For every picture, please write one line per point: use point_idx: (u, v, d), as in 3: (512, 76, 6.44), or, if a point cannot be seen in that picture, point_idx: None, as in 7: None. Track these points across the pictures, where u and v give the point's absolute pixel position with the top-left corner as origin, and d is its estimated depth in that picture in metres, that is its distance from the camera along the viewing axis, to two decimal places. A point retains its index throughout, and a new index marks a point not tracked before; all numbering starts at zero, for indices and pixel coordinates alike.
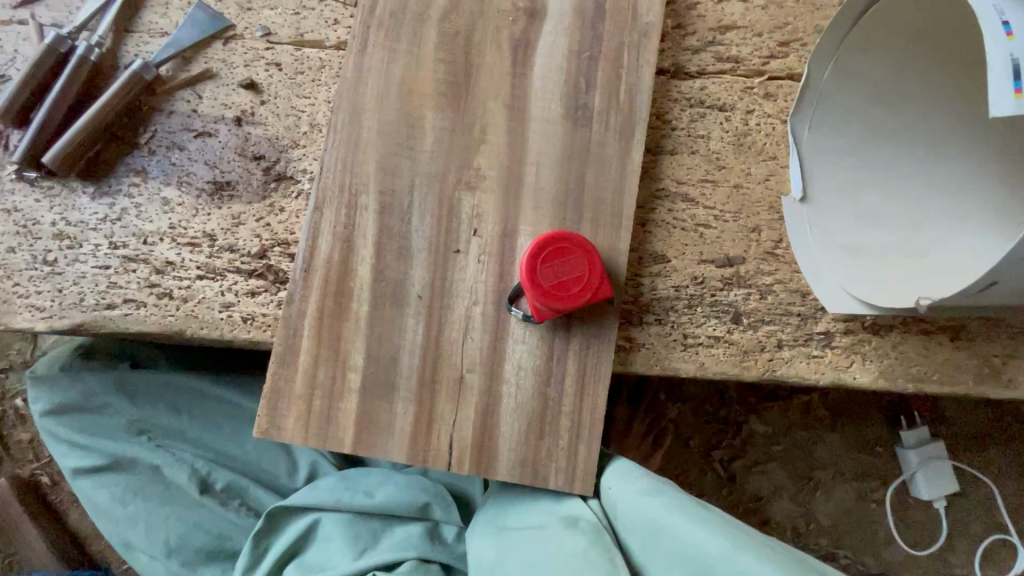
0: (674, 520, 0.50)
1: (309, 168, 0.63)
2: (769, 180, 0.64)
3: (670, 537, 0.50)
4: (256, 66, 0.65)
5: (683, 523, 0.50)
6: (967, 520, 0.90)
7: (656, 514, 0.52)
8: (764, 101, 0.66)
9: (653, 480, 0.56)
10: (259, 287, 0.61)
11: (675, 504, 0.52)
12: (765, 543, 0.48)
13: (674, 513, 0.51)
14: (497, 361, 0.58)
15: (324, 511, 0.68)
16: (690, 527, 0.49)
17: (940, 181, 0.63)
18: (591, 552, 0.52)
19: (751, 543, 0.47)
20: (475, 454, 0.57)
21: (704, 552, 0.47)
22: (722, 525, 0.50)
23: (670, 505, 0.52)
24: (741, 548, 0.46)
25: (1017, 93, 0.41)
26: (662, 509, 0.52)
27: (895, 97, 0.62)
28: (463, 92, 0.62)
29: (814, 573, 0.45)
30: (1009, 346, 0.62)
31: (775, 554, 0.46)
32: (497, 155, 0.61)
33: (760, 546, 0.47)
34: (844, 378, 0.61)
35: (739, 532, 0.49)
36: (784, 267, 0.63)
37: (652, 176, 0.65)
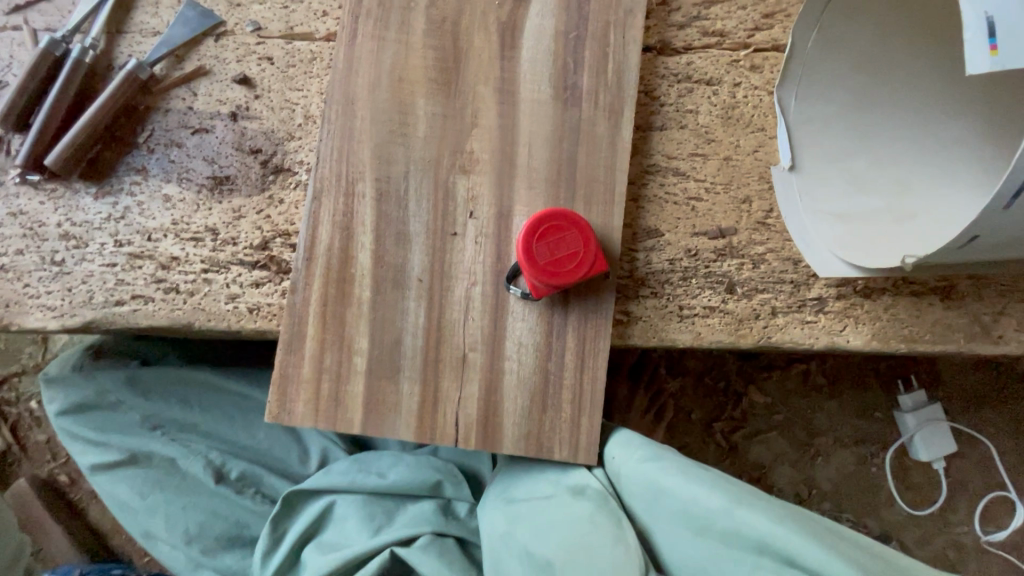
0: (676, 482, 0.53)
1: (305, 160, 0.64)
2: (758, 152, 0.66)
3: (672, 496, 0.53)
4: (249, 61, 0.66)
5: (683, 483, 0.53)
6: (966, 479, 0.91)
7: (659, 478, 0.54)
8: (750, 74, 0.67)
9: (654, 447, 0.57)
10: (263, 278, 0.62)
11: (677, 467, 0.54)
12: (757, 492, 0.52)
13: (673, 474, 0.54)
14: (498, 338, 0.59)
15: (339, 494, 0.70)
16: (690, 486, 0.52)
17: (926, 145, 0.64)
18: (598, 516, 0.55)
19: (746, 494, 0.51)
20: (481, 430, 0.59)
21: (705, 508, 0.51)
22: (721, 481, 0.53)
23: (672, 469, 0.54)
24: (738, 501, 0.50)
25: (993, 50, 0.41)
26: (662, 471, 0.54)
27: (880, 63, 0.63)
28: (453, 78, 0.63)
29: (802, 516, 0.50)
30: (998, 304, 0.63)
31: (768, 503, 0.50)
32: (490, 138, 0.62)
33: (755, 497, 0.51)
34: (838, 341, 0.63)
35: (732, 484, 0.52)
36: (775, 236, 0.64)
37: (643, 152, 0.66)
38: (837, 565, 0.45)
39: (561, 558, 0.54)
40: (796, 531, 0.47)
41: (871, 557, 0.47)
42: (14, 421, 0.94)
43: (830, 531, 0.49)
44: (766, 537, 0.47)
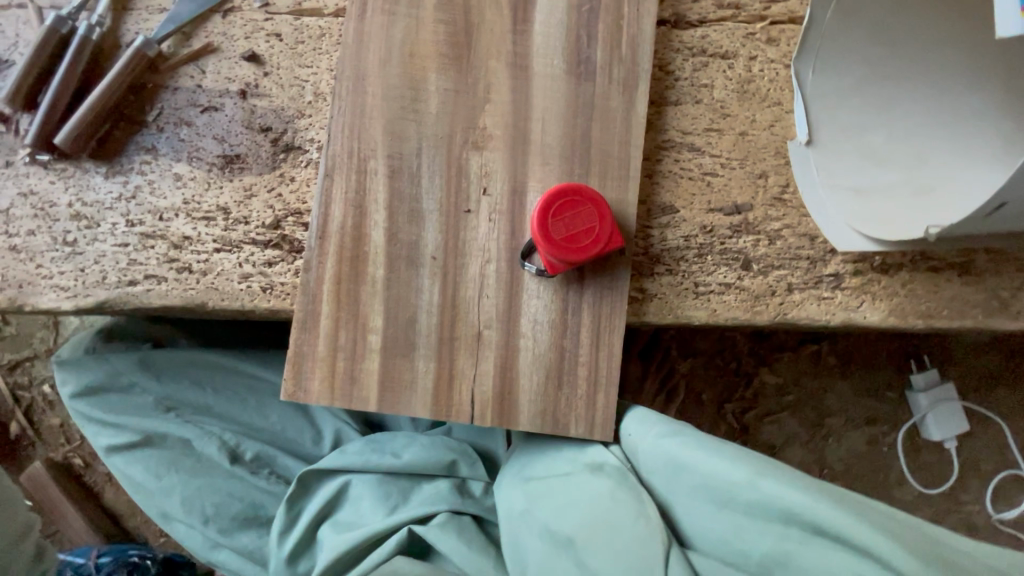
0: (695, 456, 0.53)
1: (316, 138, 0.64)
2: (774, 127, 0.65)
3: (691, 469, 0.53)
4: (257, 37, 0.65)
5: (702, 456, 0.52)
6: (978, 458, 0.91)
7: (678, 452, 0.54)
8: (767, 47, 0.66)
9: (671, 423, 0.57)
10: (276, 257, 0.62)
11: (695, 441, 0.54)
12: (778, 463, 0.51)
13: (693, 447, 0.53)
14: (513, 316, 0.59)
15: (354, 473, 0.71)
16: (710, 458, 0.52)
17: (945, 117, 0.63)
18: (617, 491, 0.55)
19: (767, 465, 0.51)
20: (497, 407, 0.59)
21: (726, 480, 0.51)
22: (740, 453, 0.52)
23: (690, 443, 0.54)
24: (759, 472, 0.50)
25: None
26: (681, 445, 0.54)
27: (900, 33, 0.62)
28: (464, 53, 0.62)
29: (825, 485, 0.49)
30: (1017, 279, 0.62)
31: (790, 473, 0.50)
32: (503, 114, 0.61)
33: (776, 467, 0.51)
34: (855, 317, 0.62)
35: (752, 456, 0.52)
36: (791, 212, 0.64)
37: (657, 128, 0.65)
38: (862, 530, 0.44)
39: (583, 533, 0.53)
40: (819, 498, 0.47)
41: (897, 523, 0.46)
42: (27, 405, 0.95)
43: (853, 498, 0.49)
44: (790, 506, 0.47)
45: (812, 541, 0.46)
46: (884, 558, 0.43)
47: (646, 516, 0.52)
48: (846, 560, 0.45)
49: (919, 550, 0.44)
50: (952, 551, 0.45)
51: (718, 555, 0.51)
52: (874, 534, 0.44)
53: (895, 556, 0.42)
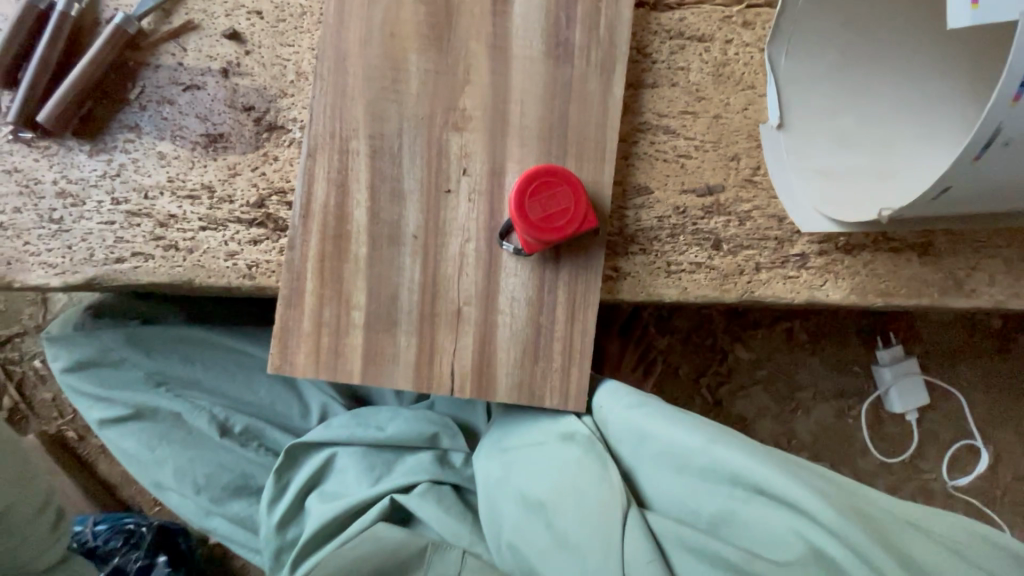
0: (658, 426, 0.56)
1: (299, 117, 0.65)
2: (747, 110, 0.67)
3: (654, 438, 0.57)
4: (237, 15, 0.65)
5: (664, 425, 0.56)
6: (937, 430, 0.96)
7: (643, 422, 0.57)
8: (742, 30, 0.67)
9: (638, 395, 0.60)
10: (260, 235, 0.63)
11: (659, 412, 0.57)
12: (732, 431, 0.55)
13: (656, 418, 0.57)
14: (492, 293, 0.62)
15: (340, 446, 0.74)
16: (670, 428, 0.56)
17: (911, 102, 0.65)
18: (586, 461, 0.58)
19: (721, 433, 0.54)
20: (475, 380, 0.62)
21: (684, 448, 0.54)
22: (699, 423, 0.56)
23: (654, 414, 0.57)
24: (715, 440, 0.53)
25: (975, 5, 0.42)
26: (646, 416, 0.58)
27: (870, 20, 0.63)
28: (445, 34, 0.63)
29: (772, 451, 0.54)
30: (972, 260, 0.66)
31: (742, 441, 0.53)
32: (482, 95, 0.63)
33: (730, 436, 0.54)
34: (818, 295, 0.65)
35: (710, 425, 0.56)
36: (761, 193, 0.66)
37: (634, 110, 0.66)
38: (800, 492, 0.49)
39: (552, 498, 0.58)
40: (765, 464, 0.51)
41: (832, 485, 0.51)
42: (19, 379, 0.96)
43: (797, 462, 0.53)
44: (738, 470, 0.51)
45: (757, 501, 0.51)
46: (816, 515, 0.48)
47: (610, 483, 0.56)
48: (784, 517, 0.50)
49: (846, 508, 0.49)
50: (874, 507, 0.50)
51: (675, 515, 0.55)
52: (808, 495, 0.49)
53: (824, 514, 0.48)
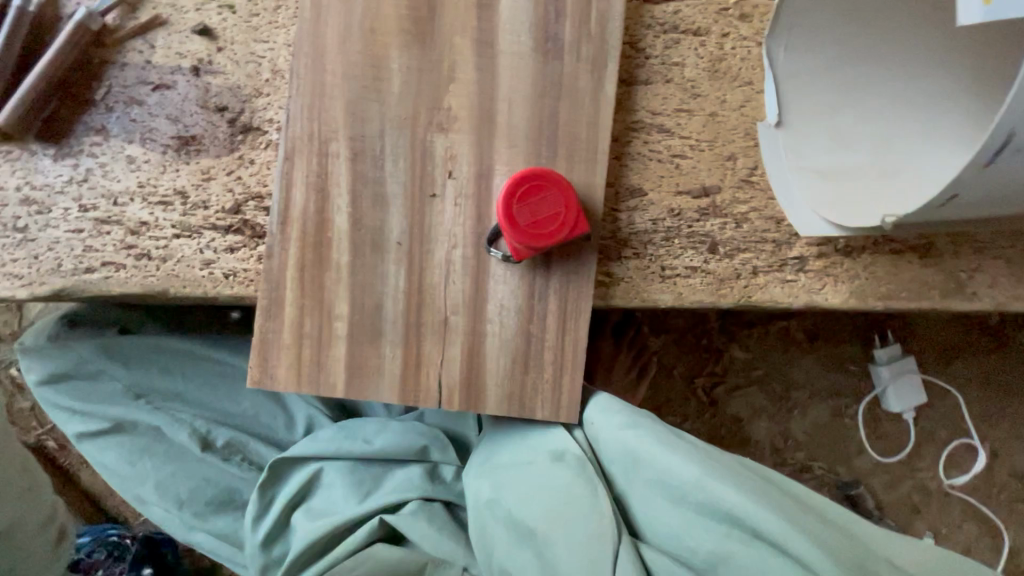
0: (652, 451, 0.55)
1: (275, 118, 0.61)
2: (745, 107, 0.64)
3: (647, 462, 0.55)
4: (208, 9, 0.62)
5: (659, 452, 0.54)
6: (933, 428, 0.95)
7: (636, 446, 0.56)
8: (739, 23, 0.64)
9: (630, 414, 0.58)
10: (237, 243, 0.60)
11: (653, 435, 0.56)
12: (728, 465, 0.54)
13: (650, 442, 0.55)
14: (480, 301, 0.59)
15: (326, 461, 0.72)
16: (664, 456, 0.54)
17: (913, 99, 0.63)
18: (576, 485, 0.57)
19: (716, 467, 0.53)
20: (464, 391, 0.60)
21: (677, 478, 0.53)
22: (694, 451, 0.55)
23: (648, 437, 0.56)
24: (710, 475, 0.52)
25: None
26: (640, 440, 0.56)
27: (874, 13, 0.61)
28: (428, 28, 0.60)
29: (766, 488, 0.53)
30: (975, 261, 0.64)
31: (737, 477, 0.52)
32: (468, 93, 0.60)
33: (725, 470, 0.53)
34: (817, 299, 0.63)
35: (705, 454, 0.55)
36: (759, 194, 0.64)
37: (627, 107, 0.64)
38: (797, 539, 0.48)
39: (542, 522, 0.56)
40: (763, 507, 0.50)
41: (825, 529, 0.51)
42: None
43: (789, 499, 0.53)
44: (734, 509, 0.50)
45: (753, 546, 0.50)
46: (805, 559, 0.48)
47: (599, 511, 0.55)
48: (780, 565, 0.49)
49: (841, 558, 0.49)
50: (863, 552, 0.50)
51: (665, 548, 0.54)
52: (804, 543, 0.48)
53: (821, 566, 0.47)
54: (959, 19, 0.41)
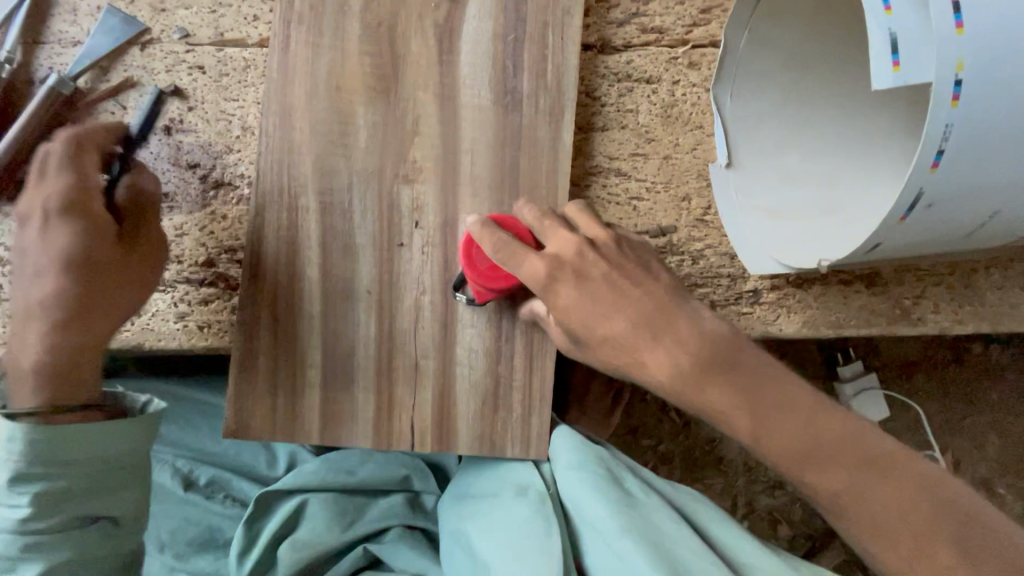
0: (587, 498, 0.56)
1: (246, 173, 0.64)
2: (697, 150, 0.68)
3: (577, 504, 0.57)
4: (178, 70, 0.64)
5: (591, 502, 0.56)
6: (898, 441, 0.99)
7: (574, 491, 0.57)
8: (688, 71, 0.68)
9: (583, 455, 0.60)
10: (211, 295, 0.62)
11: (593, 482, 0.57)
12: (660, 524, 0.54)
13: (584, 485, 0.57)
14: (449, 344, 0.61)
15: (312, 492, 0.71)
16: (596, 506, 0.55)
17: (857, 138, 0.65)
18: (533, 521, 0.56)
19: (640, 524, 0.53)
20: (436, 433, 0.62)
21: (601, 525, 0.54)
22: (625, 507, 0.55)
23: (589, 483, 0.57)
24: (627, 531, 0.53)
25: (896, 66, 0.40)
26: (577, 480, 0.58)
27: (812, 62, 0.65)
28: (392, 85, 0.63)
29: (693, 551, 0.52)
30: (917, 288, 0.68)
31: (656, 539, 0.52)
32: (432, 145, 0.63)
33: (650, 531, 0.53)
34: (772, 330, 0.67)
35: (635, 510, 0.55)
36: (713, 232, 0.67)
37: (585, 154, 0.67)
38: None
39: (495, 556, 0.56)
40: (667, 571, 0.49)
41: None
42: None
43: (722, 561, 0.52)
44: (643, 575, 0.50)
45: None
46: None
47: (549, 548, 0.54)
48: None
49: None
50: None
51: None
52: None
53: None
54: (875, 83, 0.40)
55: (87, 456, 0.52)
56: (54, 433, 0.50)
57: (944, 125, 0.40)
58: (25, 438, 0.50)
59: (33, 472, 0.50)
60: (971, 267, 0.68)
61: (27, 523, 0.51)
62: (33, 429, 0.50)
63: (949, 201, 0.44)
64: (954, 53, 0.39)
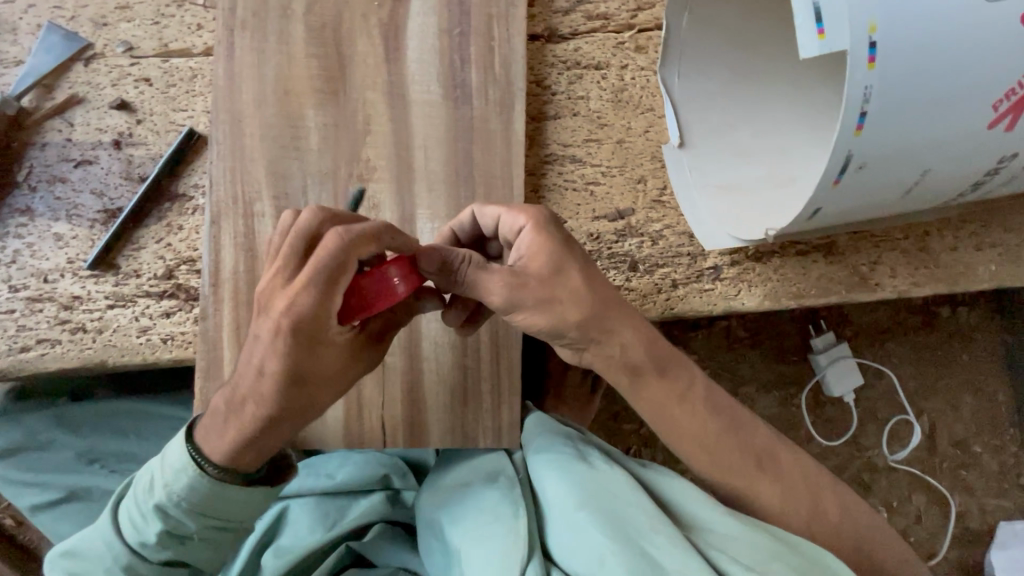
0: (551, 476, 0.57)
1: (200, 182, 0.63)
2: (649, 132, 0.68)
3: (541, 487, 0.57)
4: (124, 84, 0.64)
5: (554, 480, 0.56)
6: (875, 407, 1.01)
7: (540, 470, 0.58)
8: (636, 55, 0.69)
9: (551, 437, 0.61)
10: (173, 307, 0.61)
11: (559, 460, 0.58)
12: (622, 496, 0.54)
13: (549, 467, 0.57)
14: (415, 340, 0.62)
15: (292, 498, 0.73)
16: (558, 483, 0.56)
17: (804, 111, 0.66)
18: (499, 506, 0.56)
19: (601, 498, 0.54)
20: (408, 429, 0.62)
21: (562, 502, 0.55)
22: (588, 482, 0.55)
23: (554, 462, 0.58)
24: (586, 504, 0.53)
25: (821, 34, 0.40)
26: (542, 464, 0.58)
27: (753, 40, 0.67)
28: (340, 86, 0.63)
29: (653, 520, 0.52)
30: (874, 254, 0.69)
31: (615, 510, 0.53)
32: (385, 144, 0.63)
33: (612, 504, 0.53)
34: (735, 304, 0.67)
35: (597, 484, 0.55)
36: (671, 213, 0.68)
37: (539, 143, 0.68)
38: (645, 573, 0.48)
39: (462, 545, 0.55)
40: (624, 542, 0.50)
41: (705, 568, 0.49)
42: None
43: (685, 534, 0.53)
44: (599, 545, 0.50)
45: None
46: None
47: (516, 532, 0.53)
48: None
49: None
50: None
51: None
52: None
53: None
54: (801, 53, 0.40)
55: (218, 515, 0.55)
56: (211, 490, 0.54)
57: (863, 87, 0.41)
58: (187, 480, 0.53)
59: (175, 512, 0.54)
60: (924, 231, 0.69)
61: (144, 547, 0.55)
62: (200, 481, 0.53)
63: (880, 163, 0.45)
64: (865, 17, 0.40)
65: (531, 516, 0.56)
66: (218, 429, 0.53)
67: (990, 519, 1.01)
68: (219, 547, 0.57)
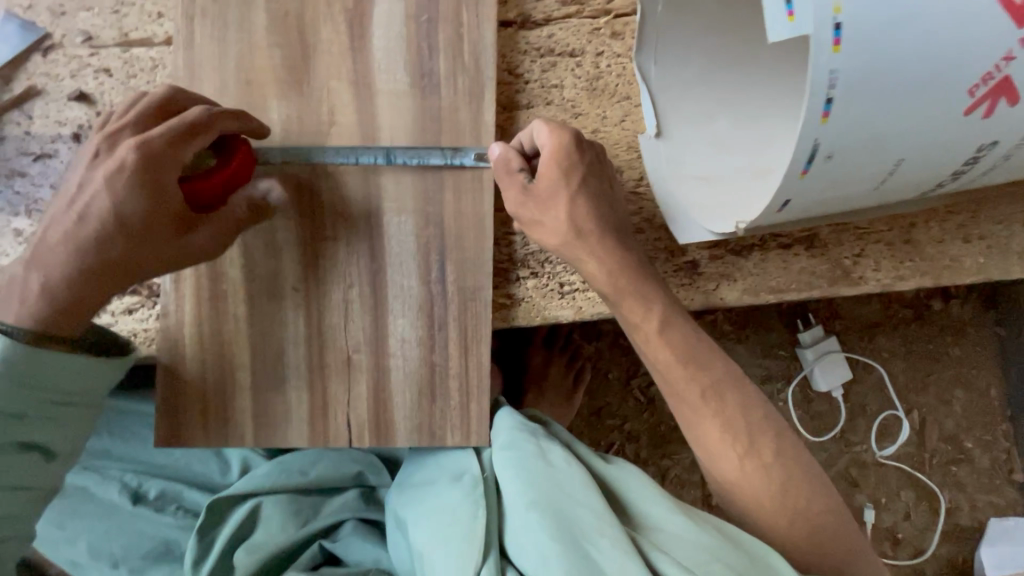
0: (507, 477, 0.56)
1: None
2: (625, 122, 0.67)
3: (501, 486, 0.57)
4: (84, 75, 0.62)
5: (510, 480, 0.56)
6: (864, 402, 0.99)
7: (499, 470, 0.57)
8: (612, 41, 0.67)
9: (514, 434, 0.59)
10: (134, 304, 0.62)
11: (517, 460, 0.57)
12: (575, 496, 0.53)
13: (506, 467, 0.57)
14: (381, 337, 0.60)
15: (264, 495, 0.69)
16: (513, 483, 0.55)
17: (782, 99, 0.64)
18: (463, 505, 0.56)
19: (553, 498, 0.53)
20: (374, 428, 0.61)
21: (515, 502, 0.54)
22: (543, 482, 0.54)
23: (512, 461, 0.57)
24: (536, 505, 0.53)
25: (790, 16, 0.39)
26: (501, 464, 0.57)
27: (731, 26, 0.64)
28: (304, 76, 0.61)
29: (602, 522, 0.51)
30: (857, 247, 0.67)
31: (566, 512, 0.52)
32: (350, 136, 0.61)
33: (565, 506, 0.53)
34: (713, 299, 0.66)
35: (553, 484, 0.54)
36: (646, 205, 0.67)
37: (511, 133, 0.66)
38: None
39: (423, 544, 0.56)
40: (570, 545, 0.50)
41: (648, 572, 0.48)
42: None
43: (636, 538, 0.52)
44: (544, 547, 0.50)
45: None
46: None
47: (471, 532, 0.54)
48: None
49: None
50: None
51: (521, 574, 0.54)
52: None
53: None
54: (769, 35, 0.39)
55: (47, 385, 0.51)
56: (30, 359, 0.50)
57: (829, 72, 0.39)
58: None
59: None
60: (910, 222, 0.67)
61: None
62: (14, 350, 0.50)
63: (845, 153, 0.44)
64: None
65: (492, 516, 0.56)
66: (21, 296, 0.51)
67: (980, 515, 1.00)
68: (61, 424, 0.53)
